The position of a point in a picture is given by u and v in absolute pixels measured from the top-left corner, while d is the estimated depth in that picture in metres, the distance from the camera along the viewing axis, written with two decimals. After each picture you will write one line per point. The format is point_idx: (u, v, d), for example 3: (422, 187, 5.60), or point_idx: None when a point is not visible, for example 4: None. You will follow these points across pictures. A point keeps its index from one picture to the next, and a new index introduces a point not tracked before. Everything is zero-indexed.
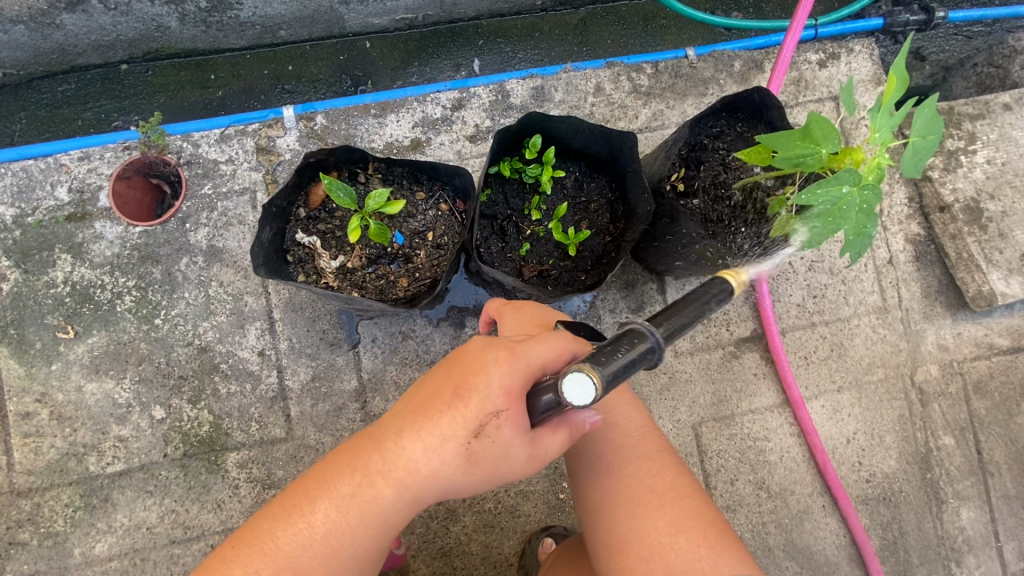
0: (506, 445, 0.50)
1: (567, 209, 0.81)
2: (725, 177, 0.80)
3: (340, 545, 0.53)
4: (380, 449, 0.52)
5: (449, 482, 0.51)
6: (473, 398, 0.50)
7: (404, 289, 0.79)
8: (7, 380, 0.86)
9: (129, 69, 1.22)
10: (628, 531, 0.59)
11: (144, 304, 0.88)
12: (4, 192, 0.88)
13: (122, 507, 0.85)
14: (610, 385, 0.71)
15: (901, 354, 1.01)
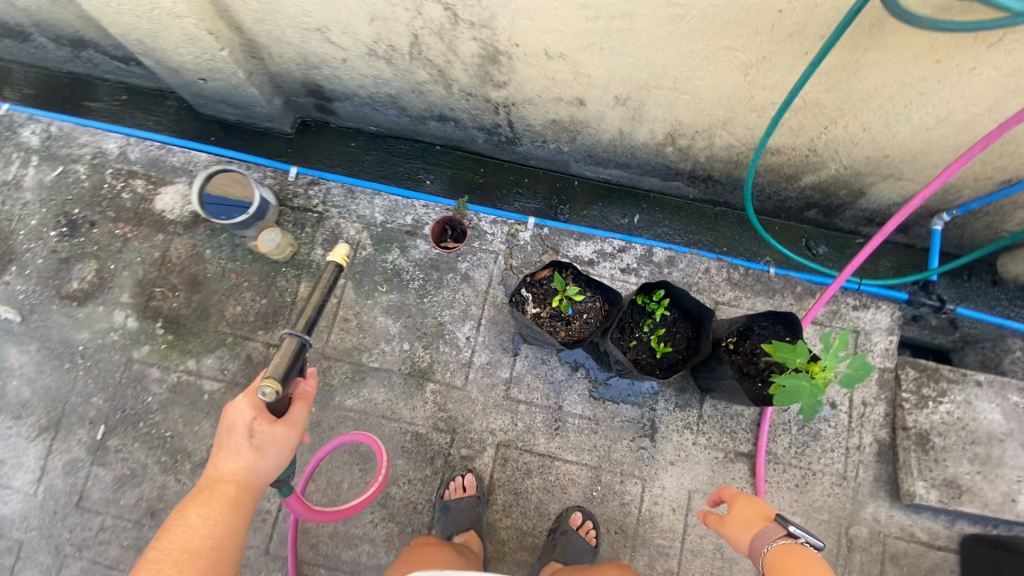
0: (272, 441, 1.00)
1: (662, 332, 1.44)
2: (758, 351, 1.40)
3: (217, 540, 0.91)
4: (224, 478, 0.96)
5: (264, 464, 0.98)
6: (238, 420, 0.99)
7: (561, 337, 1.45)
8: (345, 299, 1.62)
9: (440, 149, 2.05)
10: None
11: (423, 289, 1.63)
12: (382, 208, 1.68)
13: (368, 386, 1.57)
14: (801, 556, 0.91)
15: (845, 509, 1.49)
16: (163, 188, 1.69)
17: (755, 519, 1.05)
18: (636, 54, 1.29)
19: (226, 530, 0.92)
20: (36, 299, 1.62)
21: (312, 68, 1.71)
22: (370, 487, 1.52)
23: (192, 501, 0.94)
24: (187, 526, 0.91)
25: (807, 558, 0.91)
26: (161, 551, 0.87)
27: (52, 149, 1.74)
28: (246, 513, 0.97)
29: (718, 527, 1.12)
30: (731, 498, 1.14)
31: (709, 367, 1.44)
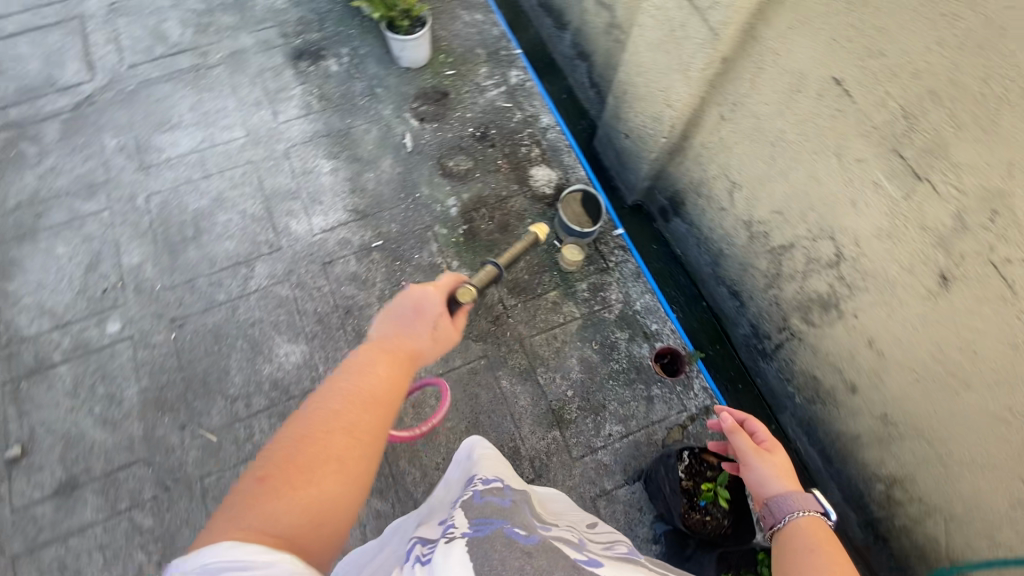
0: (444, 335, 1.19)
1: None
2: None
3: (391, 396, 1.01)
4: (400, 343, 1.12)
5: (432, 341, 1.17)
6: (419, 300, 1.21)
7: (679, 510, 1.54)
8: (567, 326, 1.89)
9: (703, 305, 2.23)
10: None
11: (616, 374, 1.82)
12: (645, 303, 1.95)
13: (524, 389, 1.80)
14: (820, 525, 1.01)
15: None
16: (543, 166, 2.19)
17: (783, 474, 1.17)
18: (937, 407, 1.45)
19: (396, 383, 1.03)
20: (426, 150, 2.20)
21: (695, 193, 2.11)
22: (456, 445, 1.74)
23: (371, 356, 1.07)
24: (368, 372, 1.02)
25: (823, 527, 1.01)
26: (343, 386, 0.98)
27: (515, 92, 2.35)
28: (411, 377, 1.08)
29: (749, 451, 1.23)
30: (770, 442, 1.24)
31: None
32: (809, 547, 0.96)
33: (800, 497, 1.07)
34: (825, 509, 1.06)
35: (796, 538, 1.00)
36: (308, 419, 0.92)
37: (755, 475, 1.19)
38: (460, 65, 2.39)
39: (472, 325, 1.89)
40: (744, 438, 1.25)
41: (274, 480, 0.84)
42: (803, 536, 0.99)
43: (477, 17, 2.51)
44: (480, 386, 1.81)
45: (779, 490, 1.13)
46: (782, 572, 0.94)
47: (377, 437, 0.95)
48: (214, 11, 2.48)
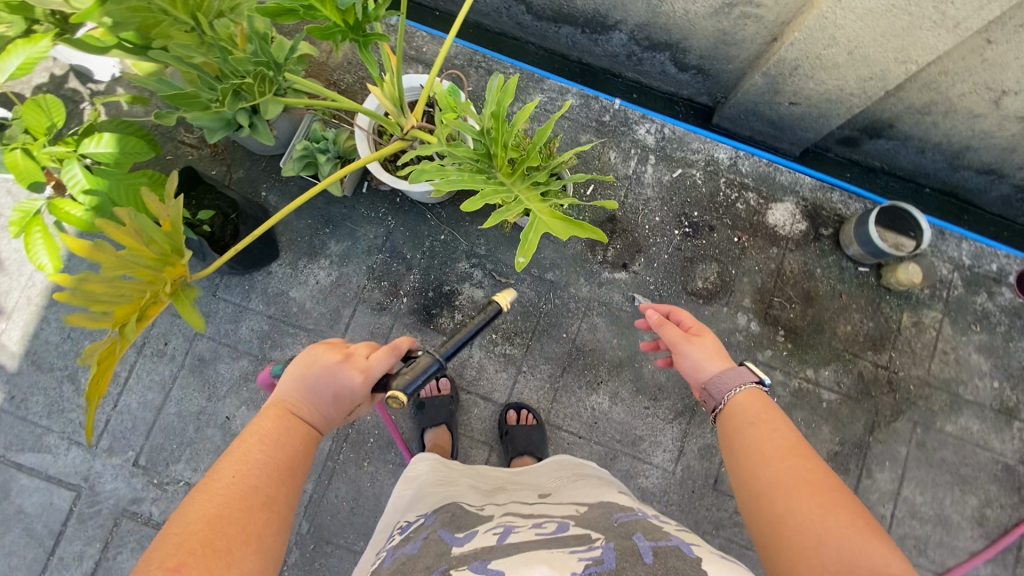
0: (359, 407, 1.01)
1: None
2: None
3: (293, 461, 0.87)
4: (314, 423, 0.94)
5: (332, 424, 0.97)
6: (345, 388, 0.94)
7: None
8: (944, 333, 1.78)
9: (928, 193, 2.17)
10: (782, 480, 0.89)
11: (1010, 334, 1.79)
12: (970, 253, 1.83)
13: (965, 415, 1.74)
14: (769, 405, 1.02)
15: None
16: (774, 204, 1.82)
17: (715, 354, 1.14)
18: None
19: (282, 458, 0.87)
20: (666, 291, 1.76)
21: (915, 113, 1.85)
22: (966, 505, 1.70)
23: (283, 420, 0.91)
24: (249, 461, 0.83)
25: (766, 406, 1.02)
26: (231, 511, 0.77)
27: (668, 151, 1.84)
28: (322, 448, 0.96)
29: (670, 333, 1.19)
30: (698, 327, 1.19)
31: None
32: (759, 429, 0.98)
33: (736, 373, 1.07)
34: (761, 379, 1.07)
35: (744, 422, 1.01)
36: (199, 500, 0.77)
37: (687, 362, 1.15)
38: (587, 171, 1.80)
39: (881, 407, 1.73)
40: (677, 328, 1.19)
41: (179, 545, 0.71)
42: (745, 415, 1.02)
43: (536, 99, 1.85)
44: (939, 449, 1.72)
45: (713, 371, 1.11)
46: (742, 445, 0.98)
47: (302, 496, 0.87)
48: (267, 356, 1.67)
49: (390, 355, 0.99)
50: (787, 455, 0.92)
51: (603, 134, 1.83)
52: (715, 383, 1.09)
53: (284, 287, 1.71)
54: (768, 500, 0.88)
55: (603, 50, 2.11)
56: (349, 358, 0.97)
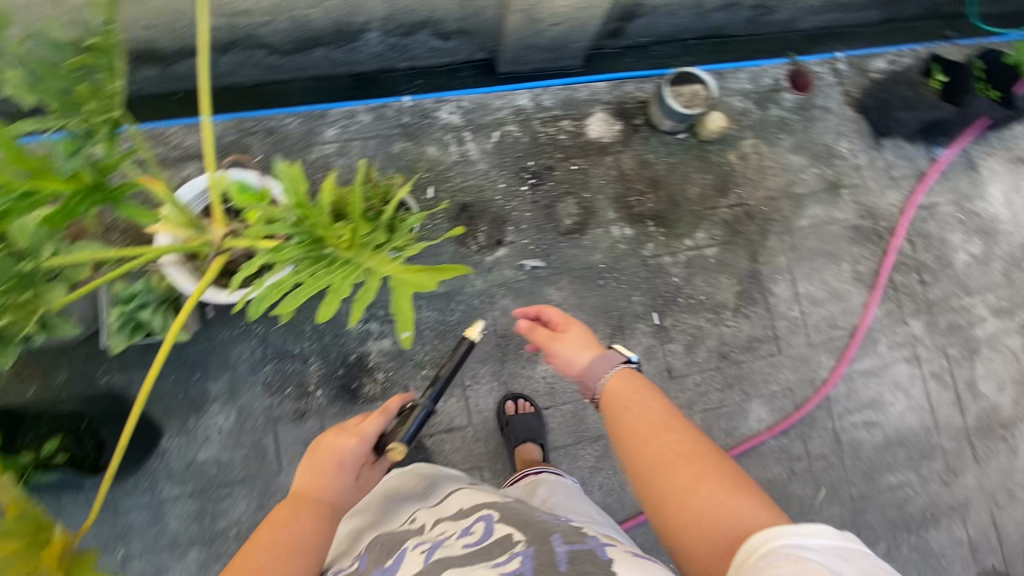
0: (368, 474, 1.13)
1: (947, 82, 2.06)
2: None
3: (312, 536, 1.01)
4: (331, 502, 1.05)
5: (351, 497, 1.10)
6: (350, 461, 1.08)
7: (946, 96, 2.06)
8: (763, 152, 2.03)
9: (693, 43, 2.43)
10: (665, 456, 1.04)
11: (805, 126, 2.09)
12: (747, 78, 2.09)
13: (809, 206, 2.03)
14: (638, 383, 1.19)
15: None
16: (587, 121, 1.93)
17: (586, 344, 1.29)
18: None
19: (302, 538, 1.00)
20: (544, 243, 1.82)
21: None
22: (844, 273, 2.02)
23: (299, 506, 1.04)
24: (271, 546, 0.97)
25: (636, 387, 1.18)
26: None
27: (478, 120, 1.85)
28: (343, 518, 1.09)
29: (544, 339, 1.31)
30: (566, 323, 1.33)
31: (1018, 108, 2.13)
32: (637, 408, 1.14)
33: (608, 356, 1.22)
34: (629, 357, 1.23)
35: (621, 404, 1.15)
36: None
37: (563, 359, 1.29)
38: (417, 177, 1.77)
39: (752, 236, 1.96)
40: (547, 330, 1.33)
41: None
42: (620, 397, 1.16)
43: (331, 136, 1.75)
44: (805, 243, 2.00)
45: (591, 359, 1.26)
46: (626, 427, 1.12)
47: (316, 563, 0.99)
48: (214, 531, 1.50)
49: (384, 416, 1.12)
50: (663, 432, 1.08)
51: (410, 135, 1.79)
52: (593, 373, 1.22)
53: (189, 455, 1.52)
54: (654, 478, 1.04)
55: (365, 54, 2.03)
56: (346, 436, 1.10)
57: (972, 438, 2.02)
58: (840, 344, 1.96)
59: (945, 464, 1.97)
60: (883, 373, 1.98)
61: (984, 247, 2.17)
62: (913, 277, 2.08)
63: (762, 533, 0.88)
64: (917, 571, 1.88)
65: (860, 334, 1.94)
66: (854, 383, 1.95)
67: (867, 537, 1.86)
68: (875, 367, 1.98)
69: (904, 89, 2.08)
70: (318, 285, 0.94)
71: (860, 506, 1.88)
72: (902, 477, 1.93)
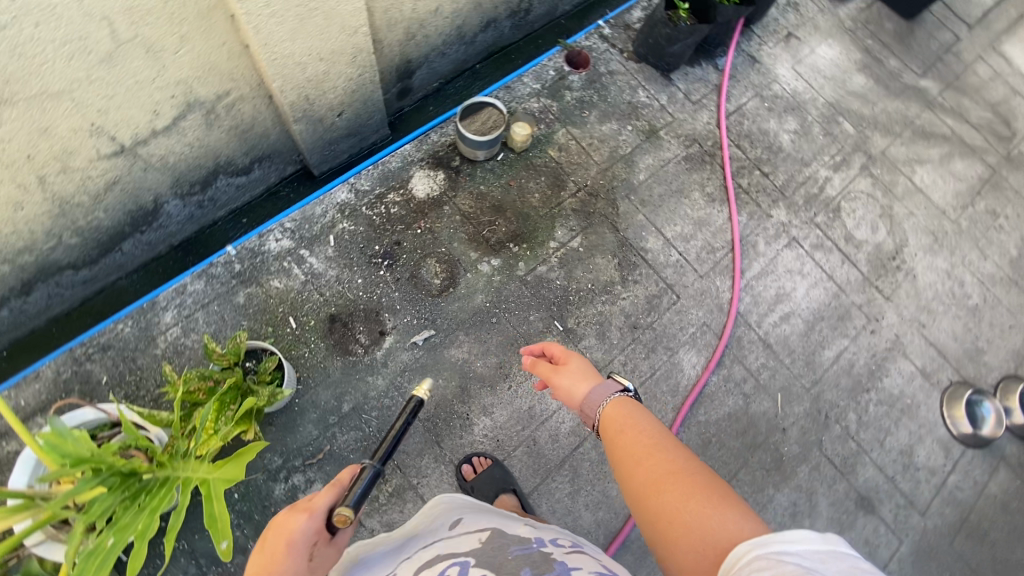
0: (323, 555, 0.91)
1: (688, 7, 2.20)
2: None
3: None
4: None
5: None
6: (297, 541, 0.87)
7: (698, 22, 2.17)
8: (577, 135, 2.14)
9: (480, 67, 2.55)
10: (651, 473, 0.91)
11: (602, 96, 2.23)
12: (533, 79, 2.21)
13: (638, 161, 2.15)
14: (631, 406, 1.08)
15: (833, 21, 2.61)
16: (411, 183, 1.96)
17: (584, 376, 1.21)
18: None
19: None
20: (424, 311, 1.80)
21: (409, 41, 2.09)
22: (698, 201, 2.13)
23: None
24: None
25: (628, 411, 1.07)
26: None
27: (308, 234, 1.83)
28: None
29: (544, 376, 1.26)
30: (565, 355, 1.27)
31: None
32: (629, 433, 1.02)
33: (605, 385, 1.14)
34: (626, 386, 1.16)
35: (614, 429, 1.05)
36: None
37: (562, 396, 1.23)
38: (273, 314, 1.72)
39: (604, 210, 2.06)
40: (547, 363, 1.27)
41: None
42: (615, 421, 1.06)
43: (171, 319, 1.68)
44: (652, 193, 2.11)
45: (588, 388, 1.19)
46: (615, 451, 1.00)
47: None
48: None
49: (331, 483, 0.92)
50: (654, 452, 0.94)
51: (249, 279, 1.75)
52: (586, 398, 1.15)
53: None
54: (649, 503, 0.88)
55: (176, 222, 1.98)
56: (293, 514, 0.90)
57: (875, 282, 2.16)
58: (726, 262, 2.06)
59: (865, 315, 2.09)
60: (775, 267, 2.09)
61: (798, 120, 2.36)
62: (755, 173, 2.23)
63: (747, 544, 0.72)
64: (891, 420, 1.97)
65: (737, 245, 2.04)
66: (755, 288, 2.05)
67: (836, 415, 1.93)
68: (765, 266, 2.09)
69: (662, 27, 2.16)
70: (127, 531, 1.01)
71: (816, 391, 1.95)
72: (837, 347, 2.03)
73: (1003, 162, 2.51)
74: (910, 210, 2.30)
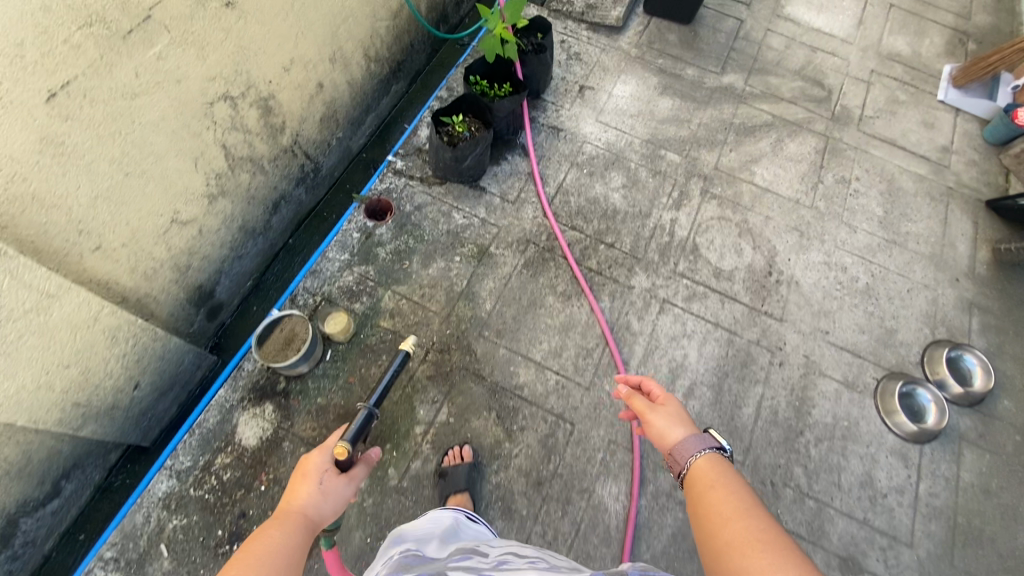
0: (338, 488, 1.14)
1: (464, 123, 2.07)
2: (531, 43, 2.22)
3: (284, 527, 0.98)
4: (302, 509, 1.06)
5: (322, 505, 1.10)
6: (313, 466, 1.15)
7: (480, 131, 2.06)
8: (406, 292, 1.94)
9: (294, 240, 2.35)
10: (737, 540, 0.88)
11: (418, 237, 2.04)
12: (339, 250, 2.00)
13: (479, 290, 1.96)
14: (723, 467, 1.04)
15: (619, 54, 2.55)
16: (239, 433, 1.69)
17: (678, 420, 1.18)
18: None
19: (280, 527, 0.98)
20: None
21: (185, 273, 1.86)
22: (555, 305, 1.97)
23: (285, 516, 1.03)
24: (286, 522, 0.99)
25: (724, 469, 1.04)
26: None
27: (135, 553, 1.54)
28: (315, 528, 1.05)
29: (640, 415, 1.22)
30: (658, 394, 1.25)
31: (536, 71, 2.23)
32: (718, 493, 0.99)
33: (698, 437, 1.10)
34: (723, 446, 1.10)
35: (705, 484, 1.01)
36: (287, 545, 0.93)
37: (653, 436, 1.19)
38: None
39: (463, 362, 1.83)
40: (642, 398, 1.24)
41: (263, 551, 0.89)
42: (707, 475, 1.03)
43: None
44: (505, 319, 1.92)
45: (682, 433, 1.15)
46: (700, 506, 0.97)
47: (298, 543, 0.96)
48: None
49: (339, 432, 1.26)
50: (740, 518, 0.91)
51: None
52: (678, 444, 1.11)
53: None
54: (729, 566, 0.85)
55: None
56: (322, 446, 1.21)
57: (762, 307, 2.02)
58: (607, 360, 1.88)
59: (766, 350, 1.94)
60: (658, 341, 1.92)
61: (622, 174, 2.25)
62: (601, 248, 2.08)
63: None
64: (837, 452, 1.80)
65: (610, 339, 1.87)
66: (647, 374, 1.87)
67: (782, 478, 1.75)
68: (648, 344, 1.92)
69: (444, 149, 2.02)
70: None
71: (752, 459, 1.77)
72: (753, 398, 1.86)
73: (832, 124, 2.45)
74: (765, 214, 2.20)
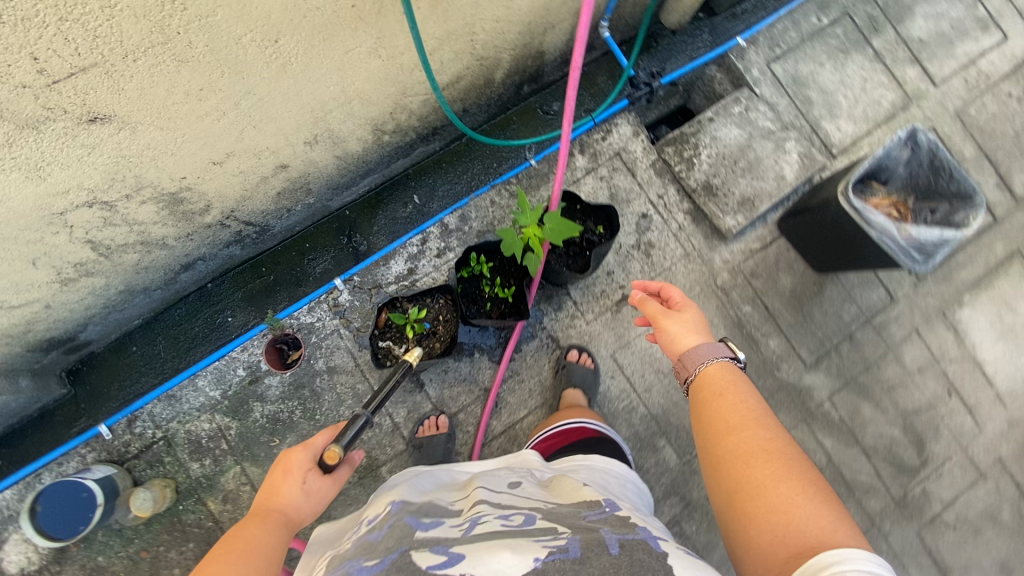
0: (322, 488, 1.02)
1: (425, 312, 1.52)
2: (580, 241, 1.58)
3: (254, 542, 0.89)
4: (283, 512, 0.97)
5: (309, 506, 1.00)
6: (296, 466, 1.00)
7: (440, 342, 1.53)
8: (254, 478, 1.56)
9: (213, 285, 1.89)
10: (745, 455, 0.88)
11: (307, 411, 1.60)
12: (211, 381, 1.59)
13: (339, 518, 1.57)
14: (736, 377, 1.01)
15: (703, 273, 1.82)
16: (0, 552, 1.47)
17: (696, 327, 1.11)
18: (299, 91, 1.26)
19: (247, 544, 0.88)
20: None
21: (22, 334, 1.50)
22: None
23: (256, 524, 0.93)
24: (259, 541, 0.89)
25: (734, 378, 1.01)
26: None
27: None
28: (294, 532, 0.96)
29: (654, 318, 1.14)
30: (679, 304, 1.15)
31: (568, 276, 1.60)
32: (724, 399, 0.98)
33: (713, 347, 1.05)
34: (737, 357, 1.05)
35: (716, 391, 0.99)
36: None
37: (664, 339, 1.13)
38: None
39: None
40: (655, 305, 1.16)
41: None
42: (717, 386, 1.00)
43: None
44: None
45: (694, 342, 1.08)
46: (708, 414, 0.97)
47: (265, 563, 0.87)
48: None
49: (329, 432, 1.08)
50: (748, 427, 0.91)
51: None
52: (691, 350, 1.06)
53: None
54: (732, 474, 0.87)
55: None
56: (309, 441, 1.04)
57: None
58: None
59: None
60: None
61: None
62: None
63: (829, 552, 0.71)
64: None
65: None
66: None
67: None
68: None
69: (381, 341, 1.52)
70: None
71: None
72: None
73: (892, 509, 1.81)
74: None
